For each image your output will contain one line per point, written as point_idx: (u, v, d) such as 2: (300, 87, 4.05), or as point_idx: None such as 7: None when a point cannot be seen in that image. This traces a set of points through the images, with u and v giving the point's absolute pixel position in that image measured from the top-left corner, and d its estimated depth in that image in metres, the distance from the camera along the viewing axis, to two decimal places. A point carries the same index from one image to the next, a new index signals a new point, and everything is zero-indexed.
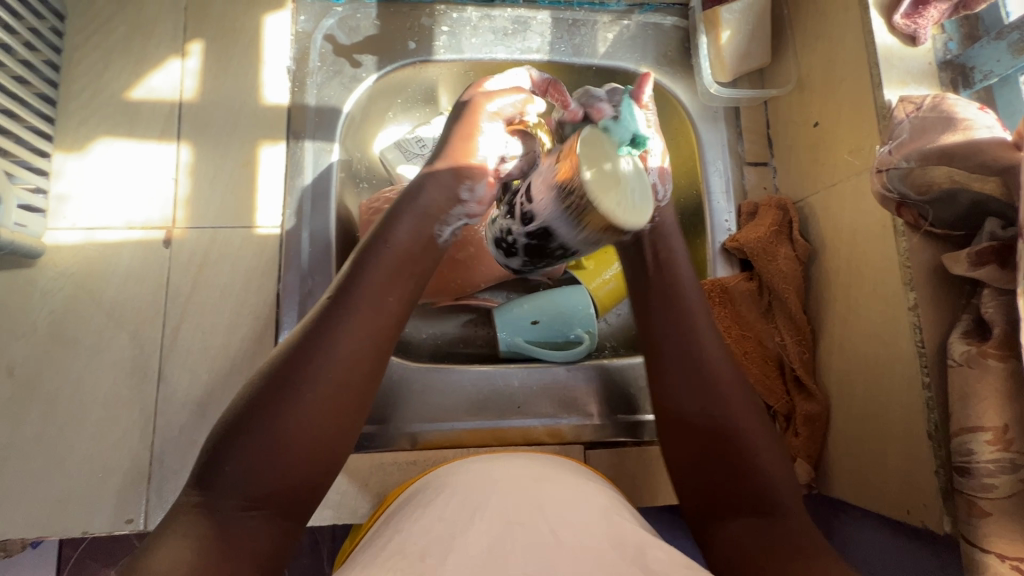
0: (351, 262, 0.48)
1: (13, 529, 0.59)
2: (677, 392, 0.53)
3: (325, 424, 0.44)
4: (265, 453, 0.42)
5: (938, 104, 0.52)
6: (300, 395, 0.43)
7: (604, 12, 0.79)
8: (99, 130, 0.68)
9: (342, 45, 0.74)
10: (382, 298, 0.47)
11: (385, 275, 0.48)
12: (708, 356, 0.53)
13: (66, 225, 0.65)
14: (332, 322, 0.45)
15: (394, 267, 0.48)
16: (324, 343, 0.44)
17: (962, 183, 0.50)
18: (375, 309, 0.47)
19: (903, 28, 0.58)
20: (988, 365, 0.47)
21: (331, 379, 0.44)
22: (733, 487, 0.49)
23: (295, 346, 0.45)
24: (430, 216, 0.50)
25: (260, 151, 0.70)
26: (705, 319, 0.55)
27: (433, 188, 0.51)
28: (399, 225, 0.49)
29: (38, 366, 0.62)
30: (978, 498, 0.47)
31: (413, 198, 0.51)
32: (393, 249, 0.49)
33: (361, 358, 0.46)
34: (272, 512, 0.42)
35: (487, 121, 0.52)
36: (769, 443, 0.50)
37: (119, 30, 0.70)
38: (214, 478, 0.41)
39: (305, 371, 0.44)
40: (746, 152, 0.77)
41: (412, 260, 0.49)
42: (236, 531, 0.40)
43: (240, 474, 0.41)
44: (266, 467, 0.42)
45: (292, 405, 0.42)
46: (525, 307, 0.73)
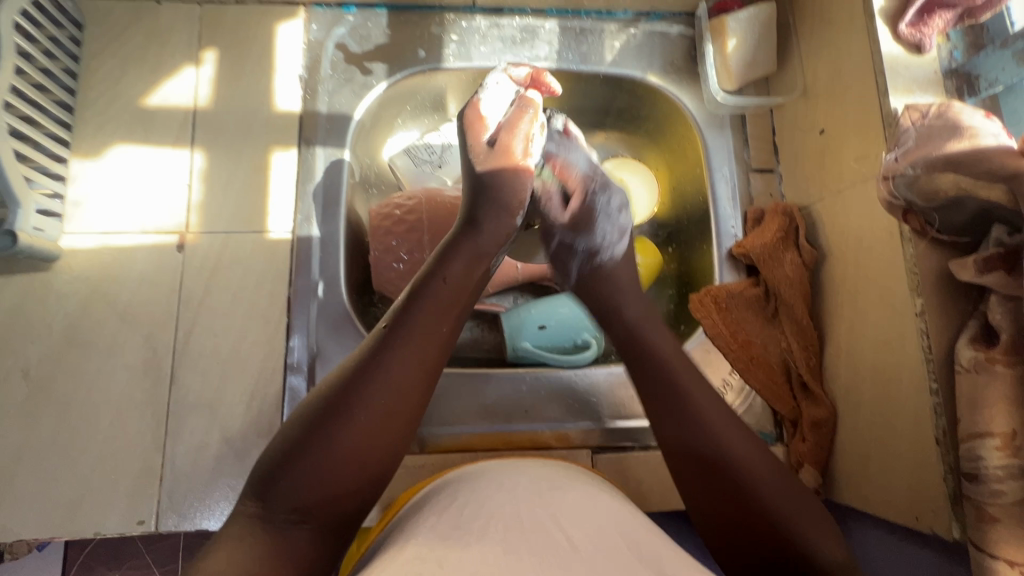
0: (407, 294, 0.52)
1: (27, 530, 0.60)
2: (682, 440, 0.51)
3: (374, 449, 0.46)
4: (320, 472, 0.44)
5: (944, 112, 0.52)
6: (349, 421, 0.45)
7: (611, 21, 0.80)
8: (115, 136, 0.69)
9: (353, 53, 0.75)
10: (427, 335, 0.50)
11: (432, 310, 0.50)
12: (695, 402, 0.52)
13: (81, 230, 0.66)
14: (387, 355, 0.48)
15: (439, 302, 0.51)
16: (376, 373, 0.47)
17: (969, 191, 0.50)
18: (429, 342, 0.49)
19: (909, 37, 0.59)
20: (996, 371, 0.48)
21: (381, 404, 0.47)
22: (747, 531, 0.47)
23: (356, 369, 0.47)
24: (486, 252, 0.56)
25: (272, 157, 0.71)
26: (684, 367, 0.55)
27: (492, 219, 0.57)
28: (453, 261, 0.54)
29: (52, 369, 0.63)
30: (987, 504, 0.47)
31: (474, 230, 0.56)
32: (444, 285, 0.52)
33: (409, 388, 0.48)
34: (319, 525, 0.44)
35: (530, 156, 0.59)
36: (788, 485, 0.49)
37: (135, 39, 0.72)
38: (270, 490, 0.44)
39: (357, 398, 0.46)
40: (752, 158, 0.77)
41: (463, 292, 0.53)
42: (286, 539, 0.43)
43: (294, 488, 0.44)
44: (321, 484, 0.44)
45: (347, 429, 0.45)
46: (533, 312, 0.74)
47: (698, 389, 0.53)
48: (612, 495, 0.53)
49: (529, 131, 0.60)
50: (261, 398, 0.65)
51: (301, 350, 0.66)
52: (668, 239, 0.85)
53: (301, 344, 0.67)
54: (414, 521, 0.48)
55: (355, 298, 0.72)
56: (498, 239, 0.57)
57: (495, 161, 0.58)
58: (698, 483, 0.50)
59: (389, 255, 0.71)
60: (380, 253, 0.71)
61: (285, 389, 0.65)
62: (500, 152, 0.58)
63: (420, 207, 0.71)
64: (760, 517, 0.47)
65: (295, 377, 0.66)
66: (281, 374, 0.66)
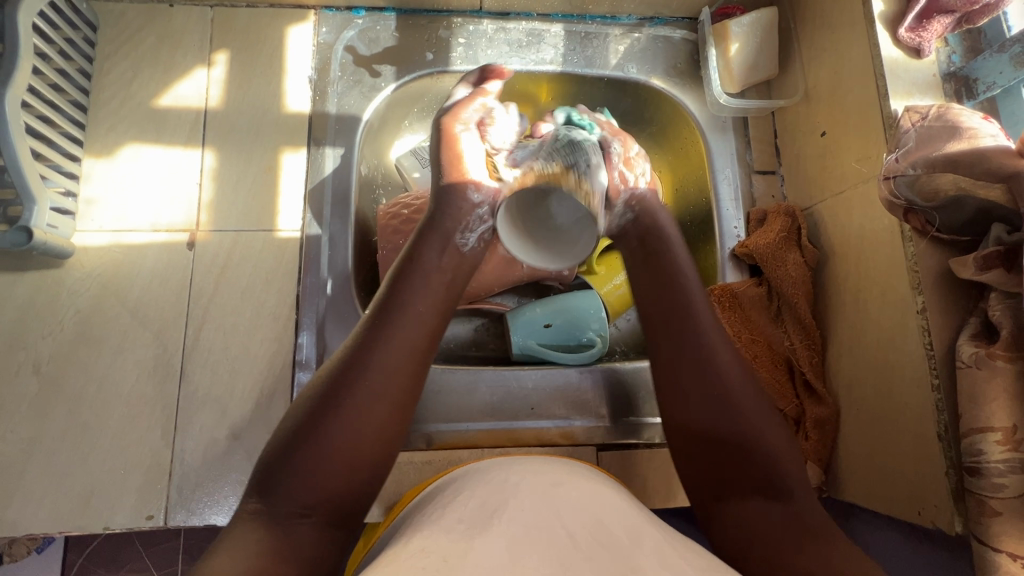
0: (390, 281, 0.55)
1: (37, 524, 0.60)
2: (683, 404, 0.54)
3: (374, 431, 0.48)
4: (325, 464, 0.46)
5: (944, 114, 0.54)
6: (343, 406, 0.47)
7: (615, 25, 0.81)
8: (128, 136, 0.70)
9: (362, 55, 0.76)
10: (414, 313, 0.53)
11: (416, 292, 0.54)
12: (714, 360, 0.54)
13: (93, 227, 0.67)
14: (374, 338, 0.51)
15: (423, 285, 0.55)
16: (365, 358, 0.49)
17: (968, 190, 0.53)
18: (410, 322, 0.52)
19: (908, 41, 0.60)
20: (997, 366, 0.48)
21: (375, 387, 0.49)
22: (746, 486, 0.49)
23: (349, 358, 0.50)
24: (451, 234, 0.58)
25: (282, 157, 0.72)
26: (711, 327, 0.56)
27: (451, 204, 0.59)
28: (428, 247, 0.57)
29: (63, 364, 0.64)
30: (989, 497, 0.48)
31: (436, 218, 0.58)
32: (421, 269, 0.56)
33: (400, 365, 0.50)
34: (321, 518, 0.45)
35: (467, 132, 0.62)
36: (785, 448, 0.51)
37: (148, 41, 0.73)
38: (275, 486, 0.45)
39: (350, 385, 0.48)
40: (755, 160, 0.79)
41: (441, 276, 0.57)
42: (292, 532, 0.43)
43: (296, 482, 0.45)
44: (320, 474, 0.45)
45: (344, 415, 0.47)
46: (539, 311, 0.75)
47: (719, 348, 0.55)
48: (619, 490, 0.54)
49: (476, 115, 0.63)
50: (270, 394, 0.65)
51: (309, 346, 0.67)
52: None
53: (310, 341, 0.67)
54: (422, 515, 0.48)
55: (362, 296, 0.73)
56: (467, 223, 0.60)
57: (445, 169, 0.60)
58: (699, 443, 0.53)
59: (396, 254, 0.71)
60: (388, 251, 0.72)
61: (293, 385, 0.66)
62: (439, 129, 0.62)
63: (428, 206, 0.72)
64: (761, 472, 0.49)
65: (304, 373, 0.66)
66: (290, 370, 0.66)
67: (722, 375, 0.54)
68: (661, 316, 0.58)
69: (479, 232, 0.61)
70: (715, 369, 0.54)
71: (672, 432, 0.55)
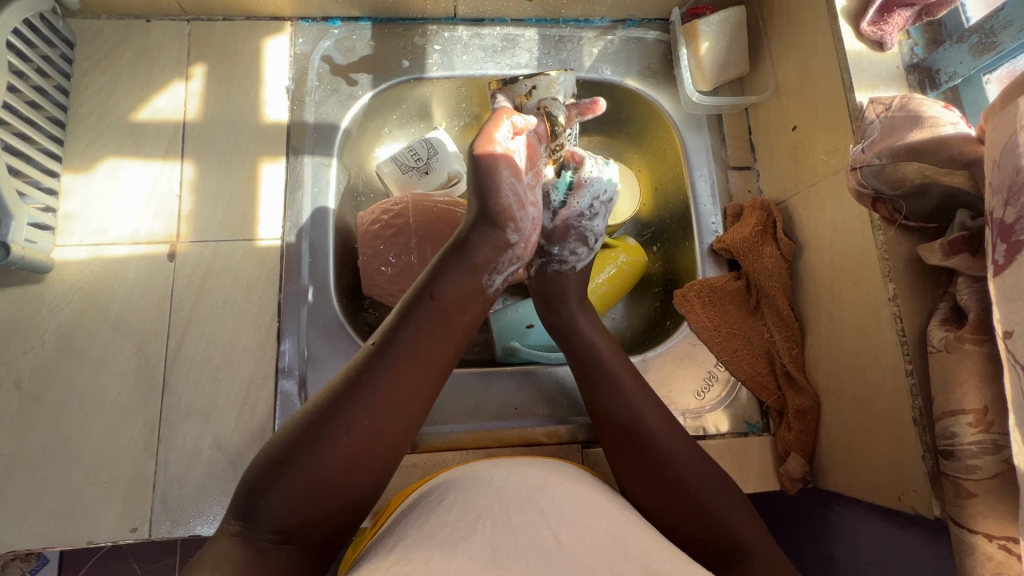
0: (400, 309, 0.53)
1: (20, 540, 0.60)
2: (631, 468, 0.57)
3: (362, 464, 0.48)
4: (303, 490, 0.46)
5: (907, 104, 0.55)
6: (335, 436, 0.47)
7: (589, 28, 0.82)
8: (107, 150, 0.71)
9: (339, 65, 0.77)
10: (425, 351, 0.51)
11: (427, 332, 0.52)
12: (640, 424, 0.58)
13: (73, 242, 0.67)
14: (378, 368, 0.49)
15: (436, 326, 0.52)
16: (363, 391, 0.48)
17: (932, 178, 0.53)
18: (421, 360, 0.51)
19: (870, 35, 0.62)
20: (966, 349, 0.49)
21: (363, 425, 0.48)
22: (701, 530, 0.52)
23: (346, 389, 0.49)
24: (476, 270, 0.55)
25: (262, 167, 0.72)
26: (636, 396, 0.60)
27: (479, 244, 0.54)
28: (450, 281, 0.53)
29: (45, 379, 0.64)
30: (963, 479, 0.48)
31: (462, 254, 0.54)
32: (434, 306, 0.52)
33: (401, 402, 0.50)
34: (301, 544, 0.46)
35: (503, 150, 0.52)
36: (736, 507, 0.53)
37: (125, 56, 0.74)
38: (257, 509, 0.45)
39: (346, 412, 0.48)
40: (730, 156, 0.79)
41: (457, 314, 0.54)
42: (267, 558, 0.44)
43: (276, 504, 0.45)
44: (301, 500, 0.46)
45: (330, 441, 0.47)
46: (520, 311, 0.76)
47: (658, 424, 0.58)
48: (600, 489, 0.54)
49: (507, 138, 0.53)
50: (253, 403, 0.65)
51: (291, 354, 0.67)
52: (653, 238, 0.87)
53: (292, 348, 0.68)
54: (404, 523, 0.48)
55: (344, 303, 0.73)
56: (492, 256, 0.55)
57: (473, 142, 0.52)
58: (654, 499, 0.55)
59: (377, 259, 0.72)
60: (368, 257, 0.72)
61: (277, 393, 0.66)
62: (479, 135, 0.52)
63: (408, 210, 0.72)
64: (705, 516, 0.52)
65: (287, 380, 0.67)
66: (273, 378, 0.66)
67: (661, 449, 0.56)
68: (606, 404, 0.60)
69: (507, 272, 0.57)
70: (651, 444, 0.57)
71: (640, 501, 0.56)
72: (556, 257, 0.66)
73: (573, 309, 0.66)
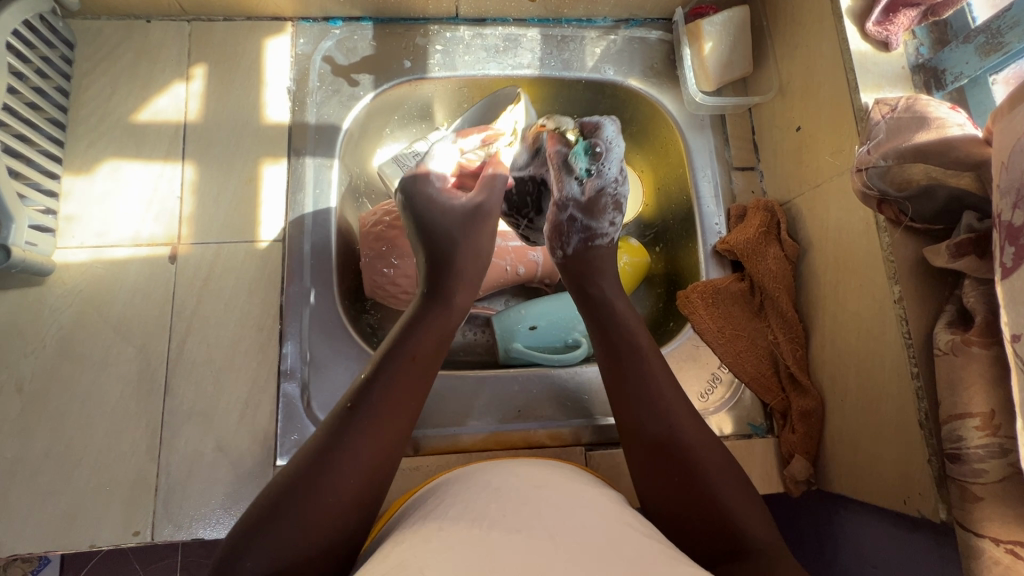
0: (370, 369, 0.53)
1: (22, 544, 0.59)
2: (648, 455, 0.54)
3: (343, 528, 0.45)
4: (282, 556, 0.43)
5: (913, 105, 0.55)
6: (322, 482, 0.46)
7: (591, 28, 0.82)
8: (107, 152, 0.70)
9: (340, 65, 0.77)
10: (398, 404, 0.50)
11: (398, 385, 0.51)
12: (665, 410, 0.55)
13: (75, 244, 0.67)
14: (352, 427, 0.48)
15: (407, 379, 0.52)
16: (340, 449, 0.47)
17: (939, 179, 0.53)
18: (394, 412, 0.50)
19: (876, 35, 0.61)
20: (972, 352, 0.49)
21: (352, 471, 0.46)
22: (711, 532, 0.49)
23: (322, 447, 0.48)
24: (443, 326, 0.56)
25: (263, 168, 0.72)
26: (663, 377, 0.57)
27: (452, 296, 0.58)
28: (417, 336, 0.54)
29: (46, 382, 0.63)
30: (970, 483, 0.48)
31: (427, 311, 0.56)
32: (415, 354, 0.53)
33: (378, 460, 0.48)
34: None
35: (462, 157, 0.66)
36: (755, 513, 0.50)
37: (125, 57, 0.73)
38: (242, 553, 0.43)
39: (324, 475, 0.46)
40: (733, 157, 0.79)
41: (427, 370, 0.54)
42: None
43: (259, 562, 0.43)
44: (285, 569, 0.43)
45: (308, 503, 0.45)
46: (524, 313, 0.75)
47: (676, 406, 0.55)
48: (604, 491, 0.53)
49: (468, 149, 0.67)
50: (255, 406, 0.65)
51: (293, 356, 0.67)
52: (656, 238, 0.87)
53: (294, 351, 0.67)
54: (408, 523, 0.48)
55: (346, 305, 0.73)
56: (463, 304, 0.59)
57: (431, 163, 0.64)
58: (665, 495, 0.52)
59: (379, 261, 0.72)
60: (371, 259, 0.72)
61: (279, 395, 0.66)
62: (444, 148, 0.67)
63: None
64: (710, 506, 0.50)
65: (289, 383, 0.66)
66: (275, 380, 0.66)
67: (683, 440, 0.53)
68: (627, 381, 0.57)
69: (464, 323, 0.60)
70: (668, 427, 0.54)
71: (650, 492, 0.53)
72: (594, 229, 0.62)
73: (606, 287, 0.63)
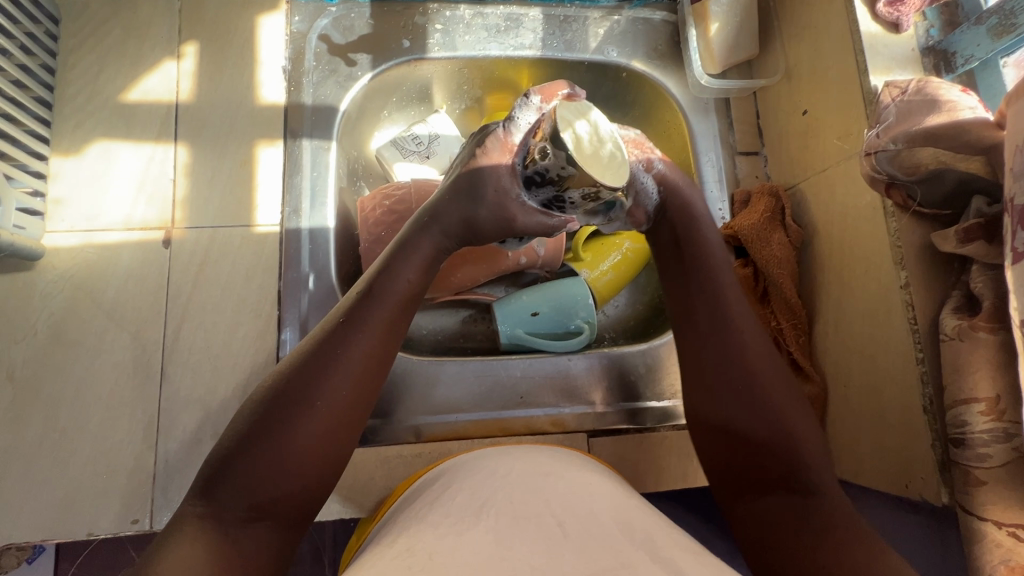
0: (358, 289, 0.54)
1: (17, 534, 0.58)
2: (710, 375, 0.55)
3: (333, 438, 0.47)
4: (270, 468, 0.44)
5: (923, 88, 0.54)
6: (305, 413, 0.46)
7: (595, 8, 0.80)
8: (96, 133, 0.68)
9: (337, 44, 0.75)
10: (385, 323, 0.52)
11: (384, 303, 0.52)
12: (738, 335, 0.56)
13: (64, 228, 0.65)
14: (342, 343, 0.49)
15: (395, 298, 0.53)
16: (331, 364, 0.48)
17: (948, 163, 0.52)
18: (380, 325, 0.52)
19: (887, 16, 0.60)
20: (979, 337, 0.49)
21: (333, 399, 0.47)
22: (765, 469, 0.50)
23: (307, 367, 0.48)
24: (434, 247, 0.58)
25: (258, 151, 0.70)
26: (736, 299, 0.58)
27: (451, 215, 0.58)
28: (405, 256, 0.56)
29: (39, 369, 0.62)
30: (974, 468, 0.48)
31: (426, 231, 0.58)
32: (395, 283, 0.54)
33: (365, 373, 0.50)
34: (274, 522, 0.44)
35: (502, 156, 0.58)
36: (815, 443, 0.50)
37: (114, 34, 0.71)
38: (223, 490, 0.44)
39: (315, 386, 0.47)
40: (737, 141, 0.78)
41: (412, 286, 0.55)
42: (241, 538, 0.42)
43: (246, 484, 0.44)
44: (273, 479, 0.44)
45: (298, 415, 0.46)
46: (525, 299, 0.73)
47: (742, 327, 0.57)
48: (610, 477, 0.53)
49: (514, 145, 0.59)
50: (254, 393, 0.64)
51: (293, 343, 0.66)
52: None
53: (293, 337, 0.66)
54: (414, 508, 0.48)
55: (346, 291, 0.72)
56: (443, 242, 0.58)
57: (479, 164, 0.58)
58: (722, 421, 0.54)
59: (379, 246, 0.70)
60: (371, 244, 0.71)
61: None
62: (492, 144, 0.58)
63: (410, 197, 0.71)
64: (764, 432, 0.51)
65: None
66: (274, 367, 0.65)
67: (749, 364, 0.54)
68: (692, 319, 0.59)
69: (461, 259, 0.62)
70: (729, 359, 0.55)
71: (702, 414, 0.56)
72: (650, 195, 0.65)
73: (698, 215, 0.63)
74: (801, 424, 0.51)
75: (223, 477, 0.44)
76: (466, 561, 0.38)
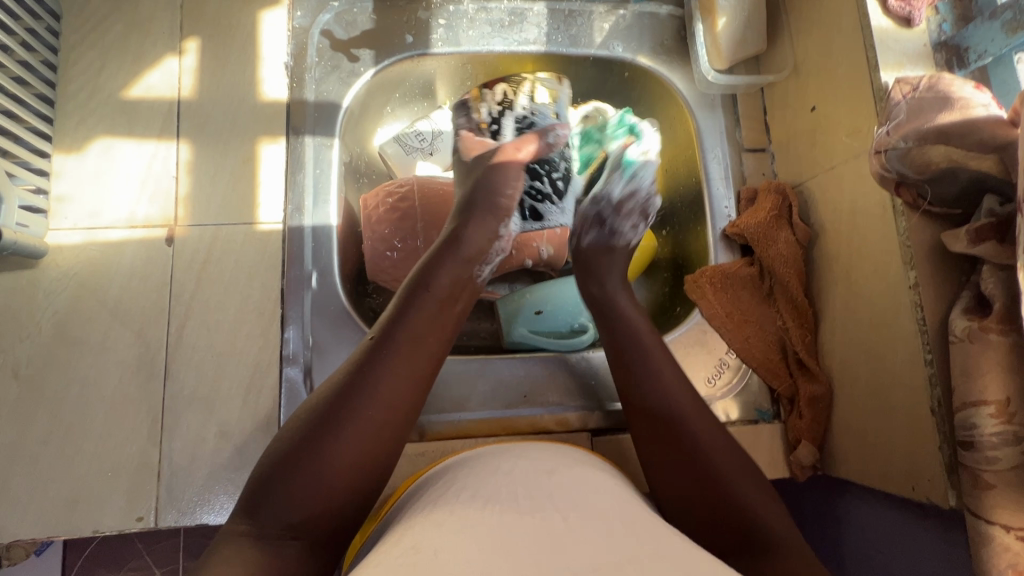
0: (397, 302, 0.54)
1: (24, 531, 0.59)
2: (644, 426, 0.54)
3: (371, 453, 0.47)
4: (308, 487, 0.44)
5: (935, 84, 0.53)
6: (343, 426, 0.46)
7: (600, 2, 0.79)
8: (98, 129, 0.68)
9: (339, 39, 0.74)
10: (423, 339, 0.52)
11: (422, 319, 0.53)
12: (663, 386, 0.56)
13: (67, 225, 0.65)
14: (380, 361, 0.50)
15: (432, 313, 0.54)
16: (368, 381, 0.49)
17: (960, 162, 0.50)
18: (419, 339, 0.52)
19: (898, 11, 0.59)
20: (990, 340, 0.48)
21: (372, 416, 0.47)
22: (719, 518, 0.47)
23: (347, 384, 0.49)
24: (468, 262, 0.59)
25: (260, 148, 0.70)
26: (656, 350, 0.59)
27: (468, 225, 0.61)
28: (439, 271, 0.57)
29: (42, 367, 0.62)
30: (983, 470, 0.48)
31: (457, 245, 0.59)
32: (430, 297, 0.54)
33: (403, 391, 0.50)
34: (309, 541, 0.43)
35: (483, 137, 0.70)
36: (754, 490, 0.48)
37: (115, 29, 0.70)
38: (259, 506, 0.44)
39: (354, 403, 0.47)
40: (744, 138, 0.77)
41: (449, 301, 0.56)
42: (278, 552, 0.42)
43: (283, 500, 0.44)
44: (311, 497, 0.44)
45: (337, 434, 0.46)
46: (529, 298, 0.75)
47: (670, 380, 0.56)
48: (614, 476, 0.53)
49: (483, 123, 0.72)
50: (258, 392, 0.64)
51: (296, 341, 0.66)
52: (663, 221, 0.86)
53: (296, 335, 0.66)
54: (415, 506, 0.47)
55: (349, 289, 0.72)
56: (481, 246, 0.61)
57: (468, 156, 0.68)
58: (668, 476, 0.51)
59: (382, 244, 0.70)
60: (373, 242, 0.71)
61: (281, 380, 0.65)
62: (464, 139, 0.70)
63: (413, 195, 0.71)
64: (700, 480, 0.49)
65: (291, 368, 0.65)
66: (277, 366, 0.65)
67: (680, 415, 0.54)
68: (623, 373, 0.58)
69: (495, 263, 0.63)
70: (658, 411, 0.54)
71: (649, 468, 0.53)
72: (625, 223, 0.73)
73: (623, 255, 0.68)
74: (741, 473, 0.50)
75: (253, 493, 0.45)
76: (467, 557, 0.37)
